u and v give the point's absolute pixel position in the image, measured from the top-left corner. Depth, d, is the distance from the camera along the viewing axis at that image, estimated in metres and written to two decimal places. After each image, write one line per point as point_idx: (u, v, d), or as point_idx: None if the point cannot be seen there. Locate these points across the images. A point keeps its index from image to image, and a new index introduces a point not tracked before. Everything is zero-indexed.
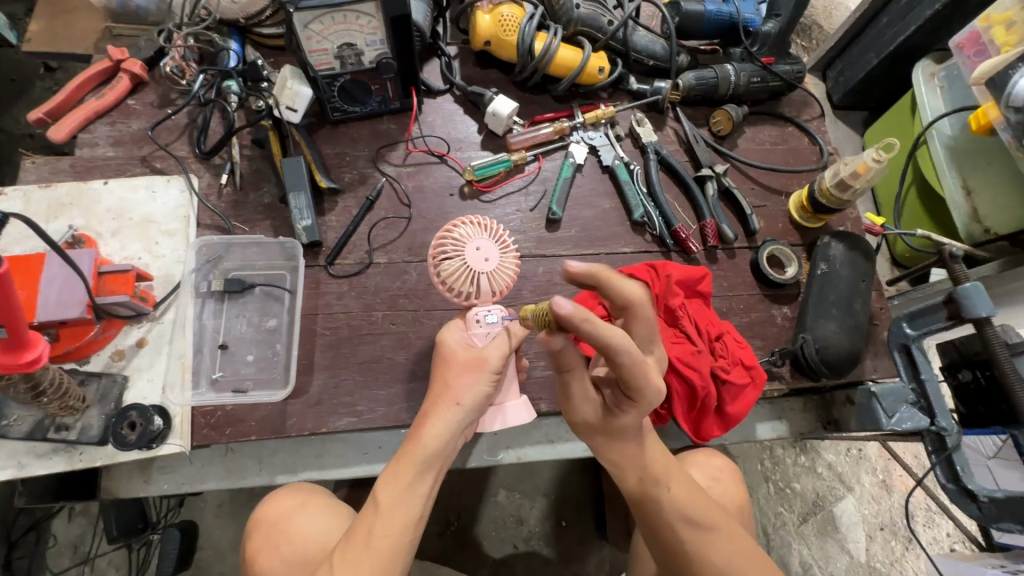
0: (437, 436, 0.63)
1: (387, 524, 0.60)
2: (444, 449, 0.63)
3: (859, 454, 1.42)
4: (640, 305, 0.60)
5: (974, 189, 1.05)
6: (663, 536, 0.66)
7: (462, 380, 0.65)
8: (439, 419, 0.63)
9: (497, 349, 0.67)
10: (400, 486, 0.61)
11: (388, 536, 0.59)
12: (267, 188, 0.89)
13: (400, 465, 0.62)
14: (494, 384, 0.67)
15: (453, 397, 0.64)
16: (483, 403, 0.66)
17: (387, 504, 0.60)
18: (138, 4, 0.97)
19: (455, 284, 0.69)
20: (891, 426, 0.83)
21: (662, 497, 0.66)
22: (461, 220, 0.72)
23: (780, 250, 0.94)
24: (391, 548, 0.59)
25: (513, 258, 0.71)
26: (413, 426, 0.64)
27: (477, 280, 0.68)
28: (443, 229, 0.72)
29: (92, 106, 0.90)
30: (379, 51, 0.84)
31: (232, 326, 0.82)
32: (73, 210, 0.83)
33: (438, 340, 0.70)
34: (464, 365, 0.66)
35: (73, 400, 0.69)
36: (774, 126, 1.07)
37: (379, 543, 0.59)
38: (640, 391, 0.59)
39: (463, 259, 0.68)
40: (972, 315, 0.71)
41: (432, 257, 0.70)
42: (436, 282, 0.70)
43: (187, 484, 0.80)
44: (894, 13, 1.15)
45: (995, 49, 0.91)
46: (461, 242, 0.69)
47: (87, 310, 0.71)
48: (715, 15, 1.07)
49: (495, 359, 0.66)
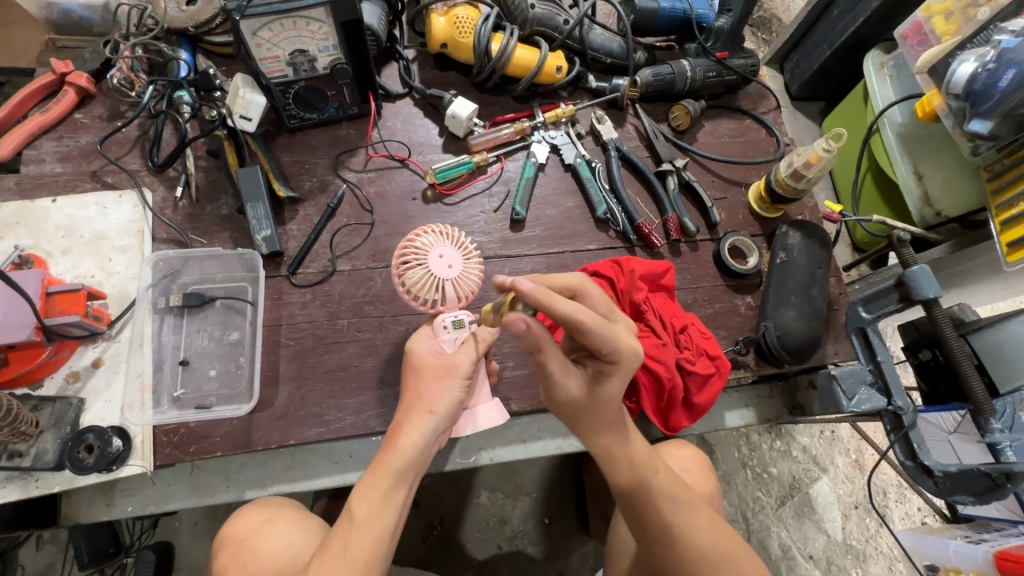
0: (413, 443, 0.63)
1: (362, 537, 0.59)
2: (420, 456, 0.63)
3: (832, 436, 1.46)
4: (585, 288, 0.64)
5: (925, 173, 1.07)
6: (649, 523, 0.66)
7: (435, 388, 0.65)
8: (413, 428, 0.63)
9: (466, 355, 0.67)
10: (374, 498, 0.60)
11: (364, 549, 0.59)
12: (225, 199, 0.88)
13: (375, 476, 0.61)
14: (465, 390, 0.67)
15: (426, 405, 0.65)
16: (456, 409, 0.66)
17: (361, 517, 0.60)
18: (81, 15, 0.95)
19: (419, 291, 0.68)
20: (851, 408, 0.83)
21: (652, 482, 0.67)
22: (423, 229, 0.72)
23: (741, 240, 0.96)
24: (368, 559, 0.59)
25: (477, 263, 0.71)
26: (388, 435, 0.63)
27: (441, 286, 0.68)
28: (408, 237, 0.72)
29: (36, 121, 0.87)
30: (333, 56, 0.83)
31: (193, 341, 0.80)
32: (20, 229, 0.80)
33: (407, 349, 0.69)
34: (434, 374, 0.66)
35: (25, 425, 0.67)
36: (731, 119, 1.09)
37: (356, 555, 0.58)
38: (617, 353, 0.60)
39: (426, 266, 0.68)
40: (921, 297, 0.73)
41: (397, 270, 0.70)
42: (401, 292, 0.69)
43: (152, 505, 0.78)
44: (844, 6, 1.18)
45: (936, 39, 0.94)
46: (422, 251, 0.70)
47: (35, 333, 0.69)
48: (670, 11, 1.08)
49: (465, 365, 0.66)
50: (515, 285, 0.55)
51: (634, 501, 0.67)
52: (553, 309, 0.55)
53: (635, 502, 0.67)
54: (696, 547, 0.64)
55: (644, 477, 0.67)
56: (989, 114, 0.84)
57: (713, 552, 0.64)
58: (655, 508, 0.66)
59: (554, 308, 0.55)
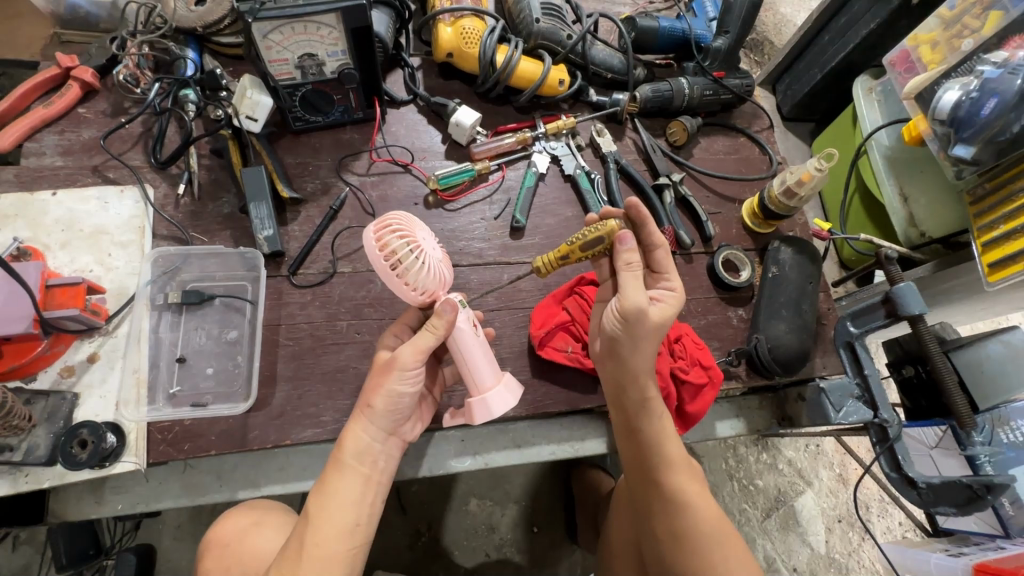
0: (360, 444, 0.68)
1: (318, 534, 0.62)
2: (369, 455, 0.68)
3: (816, 450, 1.48)
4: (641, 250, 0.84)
5: (910, 197, 1.11)
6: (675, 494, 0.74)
7: (374, 385, 0.68)
8: (357, 429, 0.68)
9: (410, 348, 0.68)
10: (329, 497, 0.64)
11: (319, 545, 0.61)
12: (227, 198, 0.88)
13: (326, 481, 0.66)
14: (407, 382, 0.68)
15: (366, 403, 0.68)
16: (398, 403, 0.68)
17: (315, 515, 0.63)
18: (88, 11, 0.95)
19: (418, 278, 0.67)
20: (839, 419, 0.86)
21: (678, 463, 0.75)
22: (392, 236, 0.66)
23: (734, 254, 0.99)
24: (322, 557, 0.61)
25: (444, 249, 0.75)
26: (337, 439, 0.68)
27: (442, 270, 0.71)
28: (382, 239, 0.65)
29: (39, 114, 0.87)
30: (341, 61, 0.84)
31: (190, 339, 0.80)
32: (18, 222, 0.80)
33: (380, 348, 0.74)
34: (379, 372, 0.69)
35: (18, 419, 0.66)
36: (727, 137, 1.13)
37: (311, 553, 0.61)
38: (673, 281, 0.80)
39: (417, 250, 0.67)
40: (907, 313, 0.76)
41: (381, 249, 0.65)
42: (393, 277, 0.65)
43: (142, 503, 0.77)
44: (835, 32, 1.22)
45: (922, 66, 0.99)
46: (405, 231, 0.68)
47: (32, 325, 0.69)
48: (669, 30, 1.11)
49: (406, 359, 0.67)
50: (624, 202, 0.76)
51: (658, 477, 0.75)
52: (647, 234, 0.78)
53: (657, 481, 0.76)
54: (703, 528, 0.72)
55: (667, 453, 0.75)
56: (973, 140, 0.87)
57: (719, 537, 0.72)
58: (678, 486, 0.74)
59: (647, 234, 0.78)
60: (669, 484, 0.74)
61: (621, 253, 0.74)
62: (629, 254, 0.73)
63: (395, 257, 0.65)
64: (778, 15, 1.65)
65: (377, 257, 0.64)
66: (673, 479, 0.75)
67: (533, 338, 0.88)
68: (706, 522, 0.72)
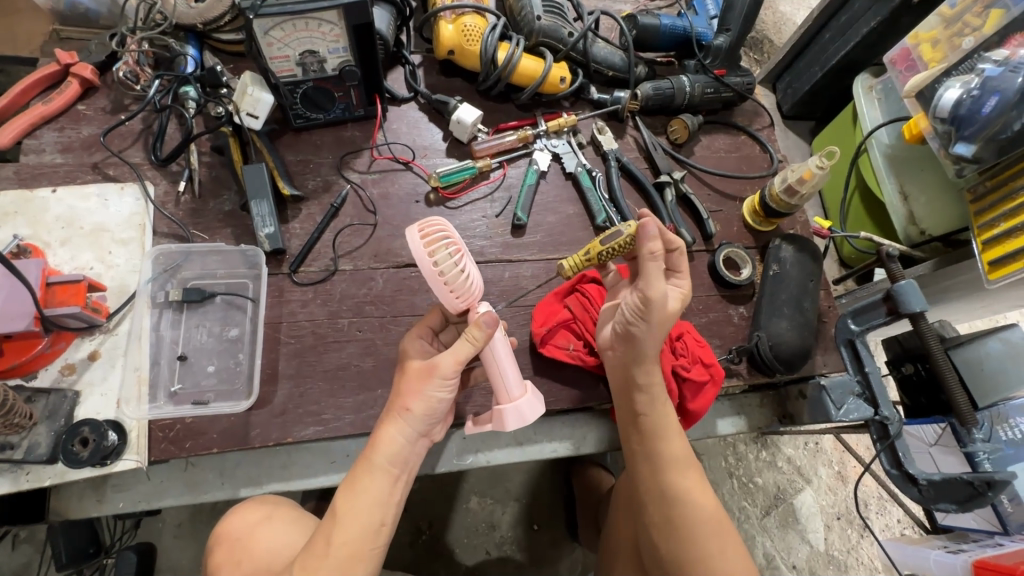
0: (394, 445, 0.67)
1: (345, 531, 0.62)
2: (401, 456, 0.68)
3: (816, 447, 1.49)
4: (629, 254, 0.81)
5: (911, 195, 1.11)
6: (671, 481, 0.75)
7: (413, 387, 0.69)
8: (392, 428, 0.68)
9: (449, 357, 0.69)
10: (359, 495, 0.64)
11: (345, 543, 0.62)
12: (228, 195, 0.88)
13: (355, 478, 0.66)
14: (445, 389, 0.69)
15: (404, 404, 0.69)
16: (433, 408, 0.70)
17: (344, 514, 0.63)
18: (87, 7, 0.95)
19: (461, 285, 0.66)
20: (840, 417, 0.85)
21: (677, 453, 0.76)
22: (438, 248, 0.64)
23: (735, 252, 0.99)
24: (349, 554, 0.62)
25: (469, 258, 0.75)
26: (370, 436, 0.68)
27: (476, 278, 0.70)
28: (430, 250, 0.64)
29: (39, 111, 0.86)
30: (342, 58, 0.84)
31: (192, 336, 0.80)
32: (18, 219, 0.79)
33: (402, 350, 0.74)
34: (415, 376, 0.70)
35: (19, 417, 0.66)
36: (727, 135, 1.13)
37: (336, 550, 0.61)
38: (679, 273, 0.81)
39: (462, 258, 0.67)
40: (908, 310, 0.76)
41: (429, 251, 0.64)
42: (438, 282, 0.64)
43: (144, 501, 0.77)
44: (835, 30, 1.22)
45: (923, 65, 0.99)
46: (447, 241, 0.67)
47: (34, 323, 0.69)
48: (670, 28, 1.11)
49: (446, 367, 0.68)
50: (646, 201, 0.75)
51: (656, 469, 0.76)
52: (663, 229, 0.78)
53: (658, 478, 0.76)
54: (699, 521, 0.72)
55: (667, 447, 0.76)
56: (973, 138, 0.87)
57: (715, 531, 0.72)
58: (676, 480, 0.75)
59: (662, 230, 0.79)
60: (669, 480, 0.75)
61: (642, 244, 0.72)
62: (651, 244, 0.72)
63: (440, 261, 0.64)
64: (778, 13, 1.65)
65: (425, 258, 0.63)
66: (670, 468, 0.76)
67: (535, 336, 0.88)
68: (702, 516, 0.73)
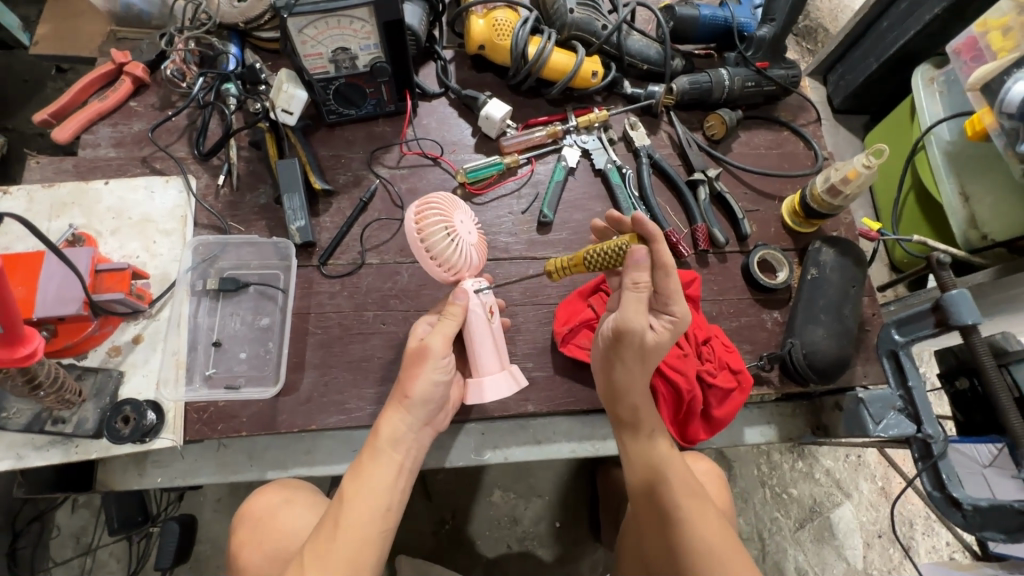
0: (396, 431, 0.69)
1: (352, 516, 0.64)
2: (403, 443, 0.70)
3: (858, 461, 1.41)
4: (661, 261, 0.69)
5: (972, 196, 1.04)
6: (662, 495, 0.72)
7: (412, 375, 0.70)
8: (393, 415, 0.70)
9: (438, 336, 0.71)
10: (361, 481, 0.66)
11: (354, 530, 0.64)
12: (264, 188, 0.91)
13: (361, 464, 0.68)
14: (443, 371, 0.72)
15: (404, 392, 0.70)
16: (435, 392, 0.71)
17: (350, 499, 0.65)
18: (141, 9, 0.99)
19: (444, 255, 0.72)
20: (877, 432, 0.81)
21: (666, 464, 0.74)
22: (423, 208, 0.72)
23: (771, 254, 0.94)
24: (356, 540, 0.63)
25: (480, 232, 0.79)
26: (374, 424, 0.70)
27: (470, 252, 0.74)
28: (416, 207, 0.72)
29: (95, 107, 0.92)
30: (373, 55, 0.85)
31: (227, 324, 0.84)
32: (74, 209, 0.85)
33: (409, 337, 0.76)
34: (411, 360, 0.71)
35: (70, 394, 0.71)
36: (769, 130, 1.07)
37: (344, 535, 0.63)
38: (682, 303, 0.69)
39: (452, 233, 0.72)
40: (958, 322, 0.70)
41: (416, 223, 0.71)
42: (422, 251, 0.71)
43: (180, 477, 0.81)
44: (894, 18, 1.15)
45: (991, 55, 0.90)
46: (444, 211, 0.73)
47: (84, 307, 0.73)
48: (710, 18, 1.06)
49: (437, 348, 0.71)
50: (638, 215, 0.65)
51: (653, 491, 0.73)
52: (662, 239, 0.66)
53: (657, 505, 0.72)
54: (700, 543, 0.67)
55: (661, 463, 0.74)
56: None
57: (723, 554, 0.66)
58: (670, 498, 0.71)
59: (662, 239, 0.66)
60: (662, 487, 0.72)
61: (631, 271, 0.66)
62: (636, 273, 0.66)
63: (427, 235, 0.71)
64: (833, 1, 1.55)
65: (412, 229, 0.70)
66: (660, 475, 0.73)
67: (556, 335, 0.87)
68: (699, 532, 0.68)
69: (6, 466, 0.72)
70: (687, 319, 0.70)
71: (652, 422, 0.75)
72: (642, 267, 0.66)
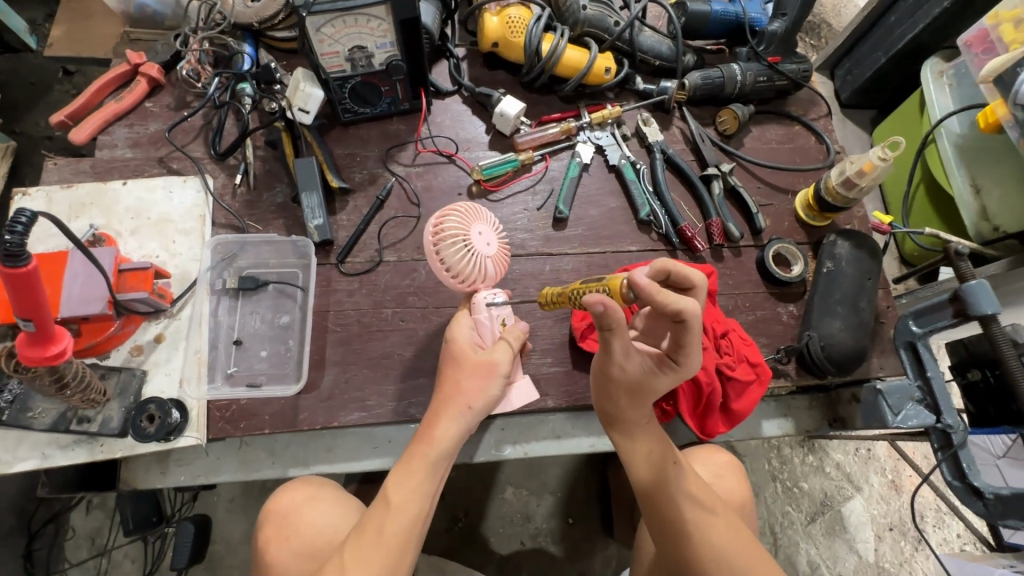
0: (451, 437, 0.70)
1: (397, 521, 0.65)
2: (454, 450, 0.71)
3: (868, 454, 1.42)
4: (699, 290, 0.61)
5: (983, 188, 1.05)
6: (665, 507, 0.70)
7: (474, 383, 0.73)
8: (450, 421, 0.71)
9: (503, 353, 0.75)
10: (408, 485, 0.67)
11: (398, 534, 0.64)
12: (280, 188, 0.91)
13: (411, 467, 0.68)
14: (502, 388, 0.75)
15: (466, 401, 0.72)
16: (492, 403, 0.74)
17: (396, 502, 0.66)
18: (155, 9, 1.00)
19: (457, 265, 0.74)
20: (897, 423, 0.83)
21: (671, 473, 0.72)
22: (443, 219, 0.75)
23: (786, 248, 0.95)
24: (401, 543, 0.64)
25: (503, 242, 0.80)
26: (425, 426, 0.70)
27: (484, 264, 0.75)
28: (436, 217, 0.75)
29: (112, 108, 0.92)
30: (390, 53, 0.86)
31: (247, 322, 0.84)
32: (93, 210, 0.85)
33: (450, 337, 0.76)
34: (473, 370, 0.74)
35: (95, 393, 0.72)
36: (781, 125, 1.08)
37: (390, 540, 0.64)
38: (689, 356, 0.62)
39: (467, 245, 0.74)
40: (977, 313, 0.71)
41: (434, 234, 0.74)
42: (435, 261, 0.74)
43: (202, 476, 0.82)
44: (903, 12, 1.15)
45: (1003, 47, 0.91)
46: (462, 223, 0.75)
47: (108, 306, 0.74)
48: (721, 14, 1.07)
49: (502, 362, 0.75)
50: (634, 275, 0.55)
51: (655, 502, 0.71)
52: (659, 303, 0.55)
53: (661, 509, 0.71)
54: (710, 545, 0.67)
55: (666, 473, 0.71)
56: None
57: (736, 554, 0.67)
58: (675, 509, 0.70)
59: (664, 303, 0.55)
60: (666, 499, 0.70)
61: (597, 316, 0.59)
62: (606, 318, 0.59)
63: (440, 245, 0.73)
64: None
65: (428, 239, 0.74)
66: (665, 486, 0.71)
67: (575, 330, 0.87)
68: (710, 543, 0.67)
69: (32, 465, 0.72)
70: (691, 369, 0.64)
71: (648, 433, 0.74)
72: (615, 313, 0.58)
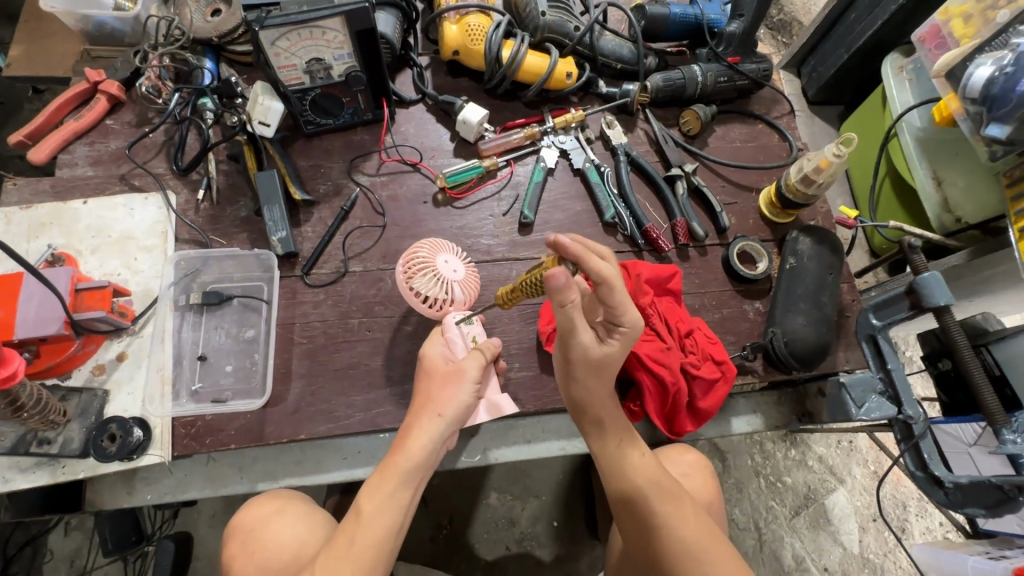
0: (423, 446, 0.70)
1: (368, 533, 0.64)
2: (427, 460, 0.70)
3: (849, 446, 1.43)
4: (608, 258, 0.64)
5: (944, 179, 1.06)
6: (635, 500, 0.70)
7: (445, 393, 0.73)
8: (422, 430, 0.70)
9: (473, 361, 0.75)
10: (379, 496, 0.66)
11: (368, 547, 0.64)
12: (244, 202, 0.91)
13: (384, 477, 0.67)
14: (472, 393, 0.74)
15: (437, 409, 0.72)
16: (463, 412, 0.73)
17: (367, 515, 0.65)
18: (114, 27, 0.99)
19: (429, 292, 0.79)
20: (860, 416, 0.84)
21: (637, 464, 0.72)
22: (412, 254, 0.81)
23: (750, 245, 0.96)
24: (371, 556, 0.64)
25: (473, 270, 0.85)
26: (399, 437, 0.70)
27: (451, 287, 0.80)
28: (407, 254, 0.82)
29: (71, 127, 0.92)
30: (348, 64, 0.86)
31: (211, 338, 0.84)
32: (53, 230, 0.85)
33: (420, 354, 0.78)
34: (445, 379, 0.74)
35: (54, 414, 0.71)
36: (744, 124, 1.09)
37: (358, 553, 0.63)
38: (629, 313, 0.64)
39: (435, 271, 0.79)
40: (930, 305, 0.71)
41: (405, 270, 0.80)
42: (411, 295, 0.79)
43: (170, 494, 0.81)
44: (861, 9, 1.17)
45: (954, 42, 0.93)
46: (428, 256, 0.81)
47: (64, 327, 0.73)
48: (681, 16, 1.08)
49: (472, 371, 0.75)
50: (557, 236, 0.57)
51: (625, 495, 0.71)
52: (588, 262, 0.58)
53: (634, 508, 0.70)
54: (679, 537, 0.67)
55: (635, 465, 0.72)
56: (1007, 119, 0.82)
57: (699, 548, 0.66)
58: (646, 502, 0.70)
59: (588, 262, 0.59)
60: (638, 491, 0.70)
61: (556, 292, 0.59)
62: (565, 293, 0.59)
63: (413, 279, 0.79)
64: None
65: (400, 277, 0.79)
66: (635, 477, 0.71)
67: (541, 334, 0.88)
68: (679, 537, 0.67)
69: None
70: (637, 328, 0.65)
71: (616, 426, 0.74)
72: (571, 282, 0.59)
